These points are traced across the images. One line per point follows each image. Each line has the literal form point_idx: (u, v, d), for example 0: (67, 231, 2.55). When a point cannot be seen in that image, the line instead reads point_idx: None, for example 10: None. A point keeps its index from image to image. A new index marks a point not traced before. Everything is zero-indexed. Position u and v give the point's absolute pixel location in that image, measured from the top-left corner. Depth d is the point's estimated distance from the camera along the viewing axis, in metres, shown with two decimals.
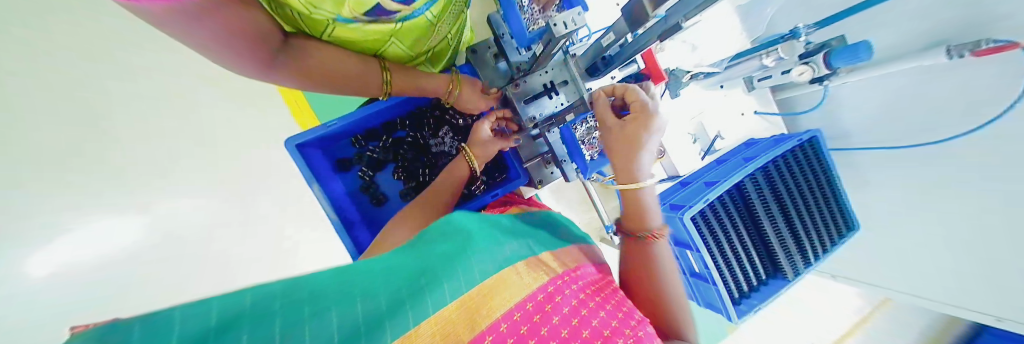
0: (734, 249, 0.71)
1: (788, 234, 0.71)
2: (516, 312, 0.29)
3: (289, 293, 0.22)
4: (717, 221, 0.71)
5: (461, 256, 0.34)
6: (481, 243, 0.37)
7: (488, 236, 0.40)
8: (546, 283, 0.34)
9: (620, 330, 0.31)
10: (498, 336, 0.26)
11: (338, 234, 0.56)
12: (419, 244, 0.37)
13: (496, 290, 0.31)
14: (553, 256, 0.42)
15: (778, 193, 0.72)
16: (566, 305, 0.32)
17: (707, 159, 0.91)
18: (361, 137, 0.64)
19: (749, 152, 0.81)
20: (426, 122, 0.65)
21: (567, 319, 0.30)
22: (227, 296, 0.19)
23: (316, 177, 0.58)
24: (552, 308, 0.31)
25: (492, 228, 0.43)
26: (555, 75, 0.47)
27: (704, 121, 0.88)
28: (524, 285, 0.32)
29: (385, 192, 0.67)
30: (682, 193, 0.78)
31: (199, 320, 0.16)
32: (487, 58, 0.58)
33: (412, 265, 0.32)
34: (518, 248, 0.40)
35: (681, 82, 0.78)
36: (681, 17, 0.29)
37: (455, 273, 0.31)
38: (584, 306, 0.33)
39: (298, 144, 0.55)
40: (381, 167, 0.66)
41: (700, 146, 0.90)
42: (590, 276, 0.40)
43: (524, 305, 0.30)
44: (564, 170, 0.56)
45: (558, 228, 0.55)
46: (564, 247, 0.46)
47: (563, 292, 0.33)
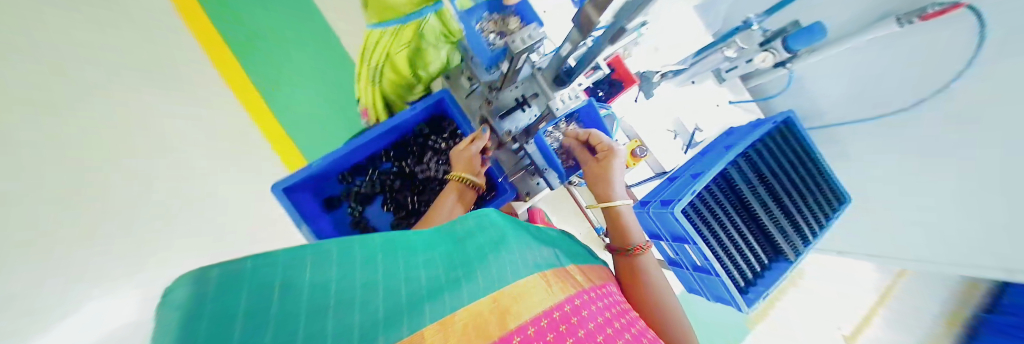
0: (732, 235, 0.71)
1: (781, 214, 0.71)
2: (542, 319, 0.26)
3: (346, 267, 0.25)
4: (711, 210, 0.71)
5: (496, 252, 0.34)
6: (514, 240, 0.37)
7: (521, 237, 0.40)
8: (575, 293, 0.32)
9: None
10: (536, 331, 0.25)
11: None
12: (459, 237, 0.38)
13: (528, 288, 0.30)
14: (582, 272, 0.41)
15: (764, 177, 0.74)
16: (590, 313, 0.30)
17: (691, 152, 0.93)
18: (348, 174, 0.65)
19: (730, 140, 0.84)
20: (410, 150, 0.66)
21: (595, 325, 0.29)
22: (289, 274, 0.22)
23: (306, 217, 0.57)
24: (580, 318, 0.29)
25: (525, 231, 0.43)
26: (523, 90, 0.52)
27: (680, 117, 0.91)
28: (553, 293, 0.31)
29: (376, 225, 0.66)
30: (670, 188, 0.79)
31: (263, 301, 0.19)
32: (461, 82, 0.60)
33: (453, 256, 0.33)
34: (547, 255, 0.39)
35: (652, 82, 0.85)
36: (622, 22, 0.32)
37: (492, 268, 0.31)
38: (613, 317, 0.31)
39: (283, 188, 0.55)
40: (370, 200, 0.66)
41: (682, 140, 0.92)
42: (613, 294, 0.39)
43: (550, 313, 0.27)
44: (547, 179, 0.56)
45: (576, 241, 0.53)
46: (587, 265, 0.45)
47: (588, 302, 0.32)
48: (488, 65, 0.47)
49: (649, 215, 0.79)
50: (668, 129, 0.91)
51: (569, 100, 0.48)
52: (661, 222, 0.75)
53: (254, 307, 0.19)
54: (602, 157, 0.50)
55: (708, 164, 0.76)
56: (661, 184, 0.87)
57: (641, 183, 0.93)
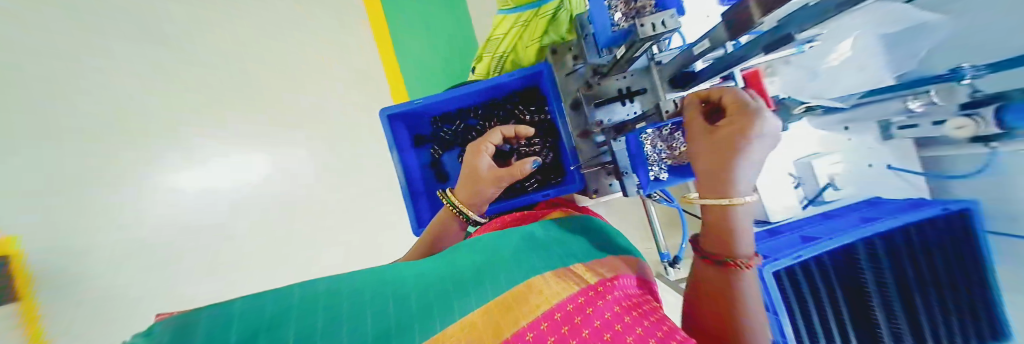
0: (829, 326, 0.58)
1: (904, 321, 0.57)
2: (542, 323, 0.26)
3: (329, 291, 0.23)
4: (812, 292, 0.58)
5: (488, 271, 0.34)
6: (506, 261, 0.37)
7: (518, 255, 0.40)
8: (576, 294, 0.32)
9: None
10: (537, 333, 0.25)
11: (404, 200, 0.64)
12: (450, 255, 0.38)
13: (521, 299, 0.30)
14: (589, 268, 0.39)
15: (902, 273, 0.59)
16: (598, 318, 0.28)
17: (810, 209, 0.75)
18: (439, 119, 0.71)
19: (871, 213, 0.66)
20: (496, 114, 0.69)
21: (606, 322, 0.28)
22: (259, 296, 0.20)
23: (398, 146, 0.66)
24: (583, 319, 0.28)
25: (525, 245, 0.43)
26: (634, 81, 0.47)
27: (815, 163, 0.70)
28: (550, 297, 0.31)
29: (448, 172, 0.72)
30: (766, 242, 0.66)
31: (236, 318, 0.17)
32: (566, 60, 0.56)
33: (444, 275, 0.32)
34: (547, 261, 0.39)
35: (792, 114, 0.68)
36: (797, 28, 0.25)
37: (483, 285, 0.31)
38: (629, 316, 0.29)
39: (389, 115, 0.63)
40: (450, 148, 0.72)
41: (803, 193, 0.74)
42: (628, 290, 0.37)
43: (551, 316, 0.28)
44: (624, 183, 0.50)
45: (594, 237, 0.51)
46: (600, 259, 0.43)
47: (596, 304, 0.31)
48: (601, 47, 0.44)
49: None
50: (789, 173, 0.74)
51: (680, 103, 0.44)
52: None
53: (235, 322, 0.17)
54: (724, 123, 0.31)
55: (832, 231, 0.61)
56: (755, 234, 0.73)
57: None
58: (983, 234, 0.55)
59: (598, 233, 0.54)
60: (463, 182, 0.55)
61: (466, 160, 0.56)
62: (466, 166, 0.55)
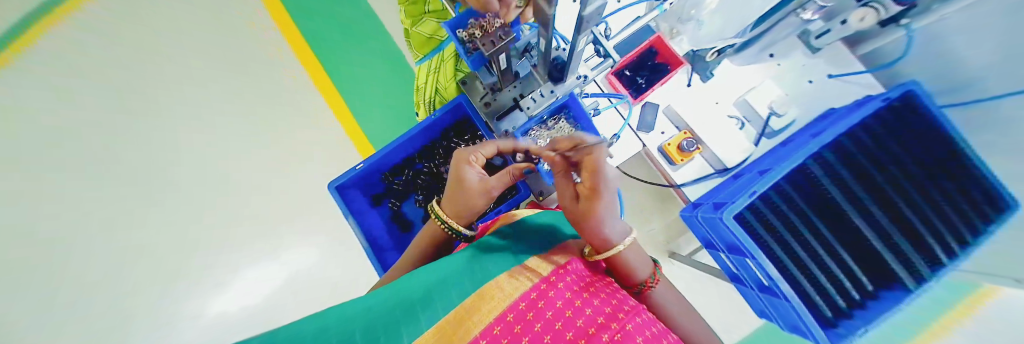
0: (818, 256, 0.54)
1: (887, 221, 0.52)
2: (495, 326, 0.30)
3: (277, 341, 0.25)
4: (782, 222, 0.57)
5: (439, 291, 0.37)
6: (454, 278, 0.41)
7: (468, 269, 0.43)
8: (529, 290, 0.36)
9: (605, 326, 0.32)
10: (491, 338, 0.29)
11: (369, 260, 0.64)
12: (403, 283, 0.41)
13: (472, 311, 0.33)
14: (542, 258, 0.46)
15: (861, 171, 0.55)
16: (550, 311, 0.33)
17: (768, 143, 0.73)
18: (388, 173, 0.74)
19: (819, 126, 0.65)
20: (436, 152, 0.72)
21: (559, 310, 0.34)
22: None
23: (352, 211, 0.67)
24: (535, 315, 0.32)
25: (474, 258, 0.47)
26: (521, 89, 0.52)
27: (750, 99, 0.72)
28: (505, 298, 0.35)
29: (411, 218, 0.75)
30: (729, 187, 0.66)
31: None
32: (475, 87, 0.59)
33: (394, 306, 0.35)
34: (500, 265, 0.44)
35: (709, 62, 0.76)
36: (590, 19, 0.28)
37: (431, 305, 0.34)
38: (578, 298, 0.37)
39: (337, 186, 0.66)
40: (405, 198, 0.74)
41: (753, 129, 0.74)
42: (579, 273, 0.44)
43: (504, 318, 0.31)
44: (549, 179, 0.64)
45: (553, 233, 0.56)
46: (548, 250, 0.48)
47: (548, 296, 0.36)
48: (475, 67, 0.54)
49: (697, 220, 0.68)
50: (728, 116, 0.75)
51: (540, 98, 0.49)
52: (712, 229, 0.63)
53: None
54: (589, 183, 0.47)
55: (783, 157, 0.61)
56: (723, 182, 0.71)
57: (694, 182, 0.75)
58: (939, 113, 0.50)
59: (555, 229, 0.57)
60: (449, 201, 0.53)
61: (452, 169, 0.54)
62: (458, 181, 0.51)
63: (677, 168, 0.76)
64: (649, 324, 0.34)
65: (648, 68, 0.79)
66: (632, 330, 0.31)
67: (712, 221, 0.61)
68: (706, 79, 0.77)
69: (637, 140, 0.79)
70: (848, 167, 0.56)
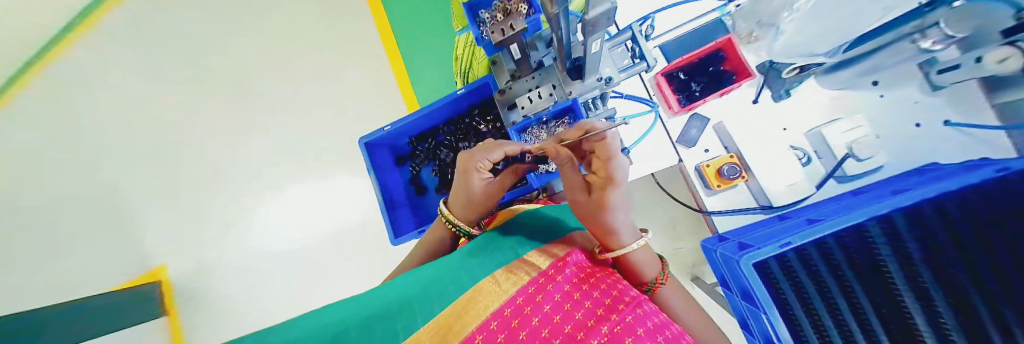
0: (838, 313, 0.51)
1: (953, 319, 0.42)
2: (492, 322, 0.32)
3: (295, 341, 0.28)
4: (809, 274, 0.53)
5: (438, 286, 0.40)
6: (451, 271, 0.43)
7: (464, 265, 0.45)
8: (528, 284, 0.38)
9: (604, 318, 0.33)
10: (488, 333, 0.31)
11: (382, 215, 0.69)
12: (404, 282, 0.44)
13: (471, 304, 0.35)
14: (541, 253, 0.46)
15: (940, 252, 0.43)
16: (548, 304, 0.35)
17: (837, 187, 0.62)
18: (414, 139, 0.79)
19: (904, 184, 0.53)
20: (460, 127, 0.75)
21: (557, 304, 0.35)
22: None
23: (376, 167, 0.72)
24: (532, 310, 0.34)
25: (471, 254, 0.49)
26: (541, 80, 0.60)
27: (825, 134, 0.61)
28: (505, 292, 0.37)
29: (426, 184, 0.80)
30: (763, 230, 0.58)
31: None
32: (504, 73, 0.64)
33: (394, 303, 0.38)
34: (497, 260, 0.45)
35: (784, 79, 0.65)
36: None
37: (429, 301, 0.36)
38: (578, 290, 0.38)
39: (366, 143, 0.71)
40: (425, 164, 0.79)
41: (821, 168, 0.63)
42: (580, 263, 0.44)
43: (501, 313, 0.33)
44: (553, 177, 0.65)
45: (551, 224, 0.57)
46: (547, 245, 0.49)
47: (546, 289, 0.37)
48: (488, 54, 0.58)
49: (715, 257, 0.62)
50: (790, 147, 0.64)
51: (536, 99, 0.58)
52: (728, 268, 0.57)
53: None
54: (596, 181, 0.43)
55: (840, 210, 0.52)
56: (764, 219, 0.63)
57: (727, 214, 0.67)
58: None
59: (553, 222, 0.58)
60: (466, 203, 0.59)
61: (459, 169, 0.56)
62: (468, 188, 0.56)
63: (713, 193, 0.67)
64: (651, 313, 0.35)
65: (706, 75, 0.71)
66: (631, 323, 0.32)
67: (730, 262, 0.55)
68: (779, 99, 0.65)
69: (674, 152, 0.71)
70: (923, 241, 0.45)
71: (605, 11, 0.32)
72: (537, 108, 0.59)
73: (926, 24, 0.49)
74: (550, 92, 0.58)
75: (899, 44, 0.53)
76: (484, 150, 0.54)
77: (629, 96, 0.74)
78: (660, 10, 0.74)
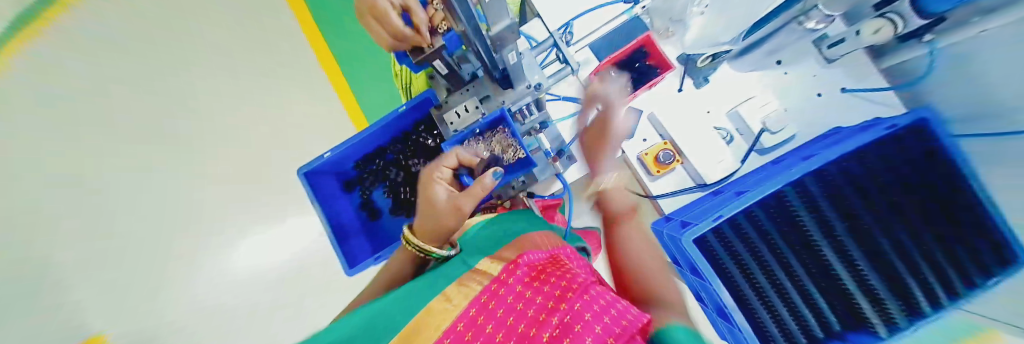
0: (786, 294, 0.53)
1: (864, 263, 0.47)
2: (444, 339, 0.30)
3: None
4: (748, 251, 0.56)
5: (386, 314, 0.37)
6: (400, 297, 0.41)
7: (414, 288, 0.42)
8: (479, 294, 0.37)
9: (555, 308, 0.34)
10: None
11: (332, 245, 0.67)
12: (349, 320, 0.40)
13: (421, 329, 0.33)
14: (494, 259, 0.45)
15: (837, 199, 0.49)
16: (501, 308, 0.34)
17: (763, 159, 0.67)
18: (361, 162, 0.76)
19: (813, 148, 0.59)
20: (405, 146, 0.74)
21: (510, 306, 0.35)
22: None
23: (320, 199, 0.69)
24: (485, 317, 0.33)
25: (421, 275, 0.47)
26: (473, 93, 0.62)
27: (741, 113, 0.67)
28: (455, 306, 0.35)
29: (380, 207, 0.77)
30: (702, 206, 0.63)
31: None
32: (440, 89, 0.66)
33: (338, 342, 0.34)
34: (450, 276, 0.43)
35: (700, 67, 0.70)
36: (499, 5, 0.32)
37: (376, 333, 0.34)
38: (529, 289, 0.38)
39: (307, 172, 0.68)
40: (376, 186, 0.77)
41: (744, 142, 0.68)
42: (532, 263, 0.43)
43: (454, 328, 0.32)
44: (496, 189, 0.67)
45: (507, 228, 0.58)
46: (500, 251, 0.48)
47: (499, 295, 0.36)
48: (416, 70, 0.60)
49: (664, 237, 0.66)
50: (714, 127, 0.70)
51: (465, 113, 0.61)
52: (675, 247, 0.62)
53: None
54: None
55: (762, 179, 0.58)
56: (701, 197, 0.67)
57: (670, 196, 0.70)
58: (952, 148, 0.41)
59: (510, 224, 0.59)
60: (427, 219, 0.54)
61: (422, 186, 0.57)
62: (428, 200, 0.55)
63: (655, 178, 0.71)
64: (598, 297, 0.36)
65: (634, 69, 0.73)
66: (579, 310, 0.33)
67: (676, 241, 0.60)
68: (700, 86, 0.71)
69: (618, 144, 0.74)
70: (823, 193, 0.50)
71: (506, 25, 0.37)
72: (469, 121, 0.62)
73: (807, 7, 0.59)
74: (478, 105, 0.62)
75: (789, 26, 0.62)
76: (439, 159, 0.57)
77: (566, 97, 0.80)
78: (578, 16, 0.80)
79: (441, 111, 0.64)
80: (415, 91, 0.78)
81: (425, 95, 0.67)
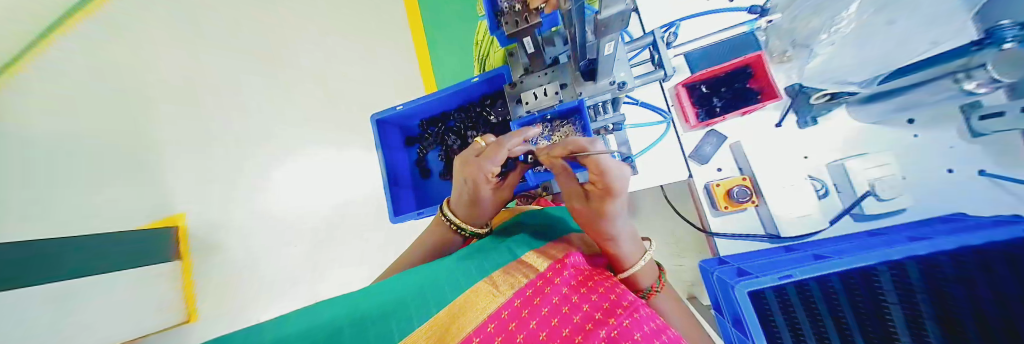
0: None
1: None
2: (489, 325, 0.30)
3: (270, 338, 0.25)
4: (808, 317, 0.53)
5: (430, 284, 0.38)
6: (442, 272, 0.41)
7: (457, 266, 0.43)
8: (525, 286, 0.36)
9: (602, 322, 0.32)
10: (483, 337, 0.29)
11: (385, 192, 0.71)
12: (392, 280, 0.41)
13: (464, 310, 0.33)
14: (540, 254, 0.44)
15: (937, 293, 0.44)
16: (546, 307, 0.34)
17: (855, 226, 0.59)
18: (425, 122, 0.79)
19: (929, 230, 0.50)
20: (470, 115, 0.75)
21: (555, 307, 0.34)
22: None
23: (384, 145, 0.73)
24: (530, 312, 0.33)
25: (463, 253, 0.47)
26: (552, 77, 0.60)
27: (846, 170, 0.58)
28: (500, 294, 0.35)
29: (432, 168, 0.80)
30: (769, 258, 0.57)
31: None
32: (517, 67, 0.64)
33: (382, 300, 0.34)
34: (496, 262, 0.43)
35: (813, 105, 0.61)
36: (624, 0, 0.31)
37: (420, 299, 0.34)
38: (575, 293, 0.37)
39: (378, 120, 0.71)
40: (433, 148, 0.80)
41: (838, 202, 0.60)
42: (578, 267, 0.42)
43: (499, 315, 0.32)
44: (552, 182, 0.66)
45: (550, 224, 0.57)
46: (547, 247, 0.47)
47: (544, 292, 0.36)
48: (500, 42, 0.58)
49: (712, 279, 0.61)
50: (806, 177, 0.62)
51: (541, 96, 0.59)
52: (723, 293, 0.56)
53: None
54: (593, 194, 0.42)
55: (853, 250, 0.50)
56: (769, 249, 0.61)
57: (733, 238, 0.65)
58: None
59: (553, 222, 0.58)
60: (464, 206, 0.56)
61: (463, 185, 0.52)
62: (474, 196, 0.54)
63: (720, 214, 0.66)
64: (648, 318, 0.34)
65: (731, 90, 0.68)
66: (628, 327, 0.31)
67: (727, 287, 0.54)
68: (804, 126, 0.63)
69: (685, 168, 0.69)
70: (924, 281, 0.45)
71: (619, 11, 0.33)
72: (542, 105, 0.59)
73: (971, 64, 0.47)
74: (557, 91, 0.59)
75: (940, 81, 0.51)
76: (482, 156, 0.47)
77: (645, 104, 0.72)
78: (686, 18, 0.73)
79: (514, 89, 0.62)
80: (491, 61, 0.78)
81: (501, 70, 0.66)
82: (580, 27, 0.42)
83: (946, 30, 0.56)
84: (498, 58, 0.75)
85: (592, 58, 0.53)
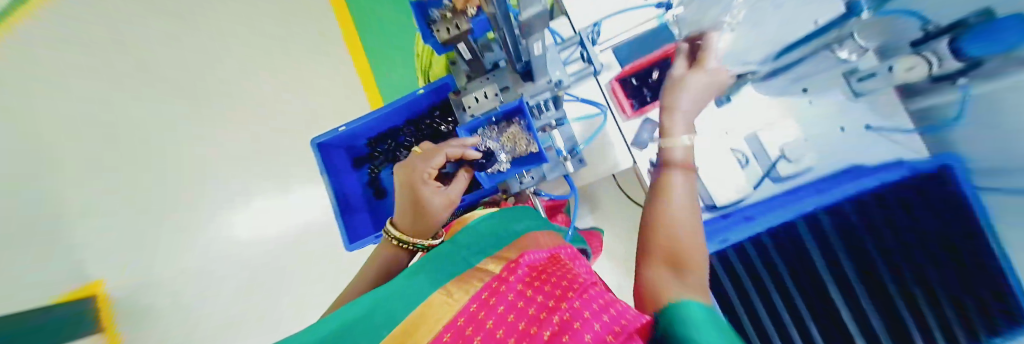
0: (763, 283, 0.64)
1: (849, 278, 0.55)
2: (442, 333, 0.30)
3: None
4: None
5: (383, 306, 0.37)
6: (397, 291, 0.40)
7: (413, 283, 0.42)
8: (480, 291, 0.37)
9: (556, 308, 0.33)
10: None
11: (336, 218, 0.68)
12: (344, 308, 0.39)
13: (417, 326, 0.32)
14: (494, 259, 0.45)
15: None
16: (501, 305, 0.35)
17: (775, 187, 0.67)
18: (373, 140, 0.78)
19: (830, 182, 0.58)
20: (419, 129, 0.75)
21: (511, 304, 0.35)
22: None
23: (329, 170, 0.70)
24: (485, 313, 0.33)
25: (420, 270, 0.47)
26: (493, 82, 0.62)
27: (761, 139, 0.66)
28: (456, 301, 0.35)
29: (385, 187, 0.79)
30: None
31: None
32: (460, 76, 0.66)
33: (331, 331, 0.33)
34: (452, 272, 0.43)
35: (724, 86, 0.70)
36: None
37: (372, 324, 0.33)
38: (530, 288, 0.38)
39: (321, 144, 0.69)
40: (384, 166, 0.78)
41: (759, 168, 0.67)
42: (533, 264, 0.44)
43: (453, 322, 0.32)
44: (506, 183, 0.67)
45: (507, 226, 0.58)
46: (504, 249, 0.48)
47: (499, 293, 0.36)
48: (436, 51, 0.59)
49: None
50: (732, 148, 0.69)
51: (484, 99, 0.60)
52: None
53: None
54: None
55: None
56: None
57: None
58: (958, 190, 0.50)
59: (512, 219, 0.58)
60: (409, 216, 0.56)
61: (406, 194, 0.55)
62: (417, 201, 0.54)
63: None
64: (598, 296, 0.36)
65: (657, 80, 0.74)
66: (578, 308, 0.32)
67: None
68: (722, 104, 0.70)
69: (628, 154, 0.74)
70: None
71: (537, 12, 0.37)
72: (486, 108, 0.61)
73: None
74: (497, 93, 0.60)
75: None
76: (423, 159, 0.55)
77: (584, 99, 0.77)
78: (609, 17, 0.79)
79: (458, 96, 0.64)
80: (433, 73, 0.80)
81: (444, 79, 0.68)
82: (509, 29, 0.45)
83: (821, 5, 0.62)
84: (439, 70, 0.77)
85: (526, 59, 0.57)
